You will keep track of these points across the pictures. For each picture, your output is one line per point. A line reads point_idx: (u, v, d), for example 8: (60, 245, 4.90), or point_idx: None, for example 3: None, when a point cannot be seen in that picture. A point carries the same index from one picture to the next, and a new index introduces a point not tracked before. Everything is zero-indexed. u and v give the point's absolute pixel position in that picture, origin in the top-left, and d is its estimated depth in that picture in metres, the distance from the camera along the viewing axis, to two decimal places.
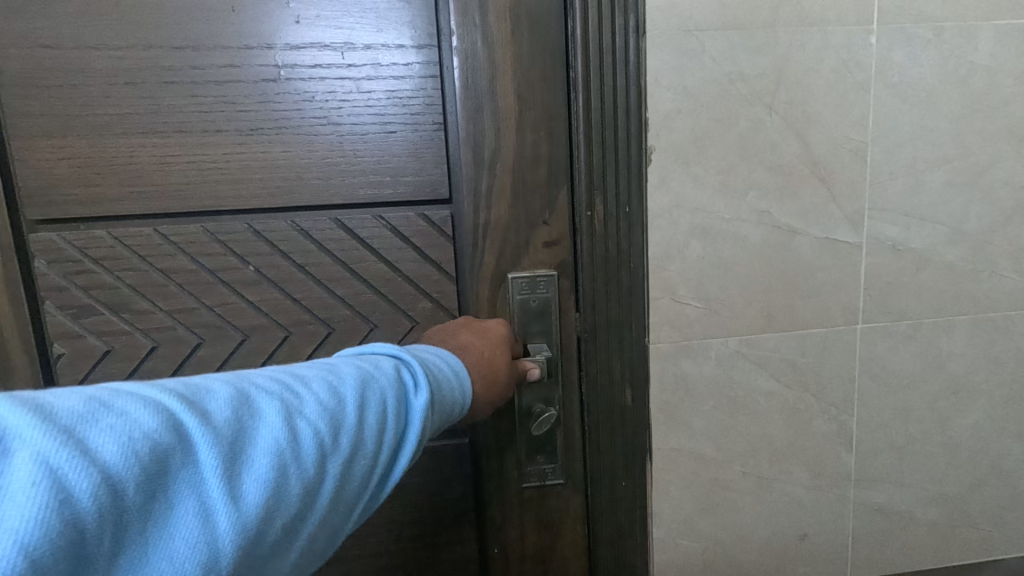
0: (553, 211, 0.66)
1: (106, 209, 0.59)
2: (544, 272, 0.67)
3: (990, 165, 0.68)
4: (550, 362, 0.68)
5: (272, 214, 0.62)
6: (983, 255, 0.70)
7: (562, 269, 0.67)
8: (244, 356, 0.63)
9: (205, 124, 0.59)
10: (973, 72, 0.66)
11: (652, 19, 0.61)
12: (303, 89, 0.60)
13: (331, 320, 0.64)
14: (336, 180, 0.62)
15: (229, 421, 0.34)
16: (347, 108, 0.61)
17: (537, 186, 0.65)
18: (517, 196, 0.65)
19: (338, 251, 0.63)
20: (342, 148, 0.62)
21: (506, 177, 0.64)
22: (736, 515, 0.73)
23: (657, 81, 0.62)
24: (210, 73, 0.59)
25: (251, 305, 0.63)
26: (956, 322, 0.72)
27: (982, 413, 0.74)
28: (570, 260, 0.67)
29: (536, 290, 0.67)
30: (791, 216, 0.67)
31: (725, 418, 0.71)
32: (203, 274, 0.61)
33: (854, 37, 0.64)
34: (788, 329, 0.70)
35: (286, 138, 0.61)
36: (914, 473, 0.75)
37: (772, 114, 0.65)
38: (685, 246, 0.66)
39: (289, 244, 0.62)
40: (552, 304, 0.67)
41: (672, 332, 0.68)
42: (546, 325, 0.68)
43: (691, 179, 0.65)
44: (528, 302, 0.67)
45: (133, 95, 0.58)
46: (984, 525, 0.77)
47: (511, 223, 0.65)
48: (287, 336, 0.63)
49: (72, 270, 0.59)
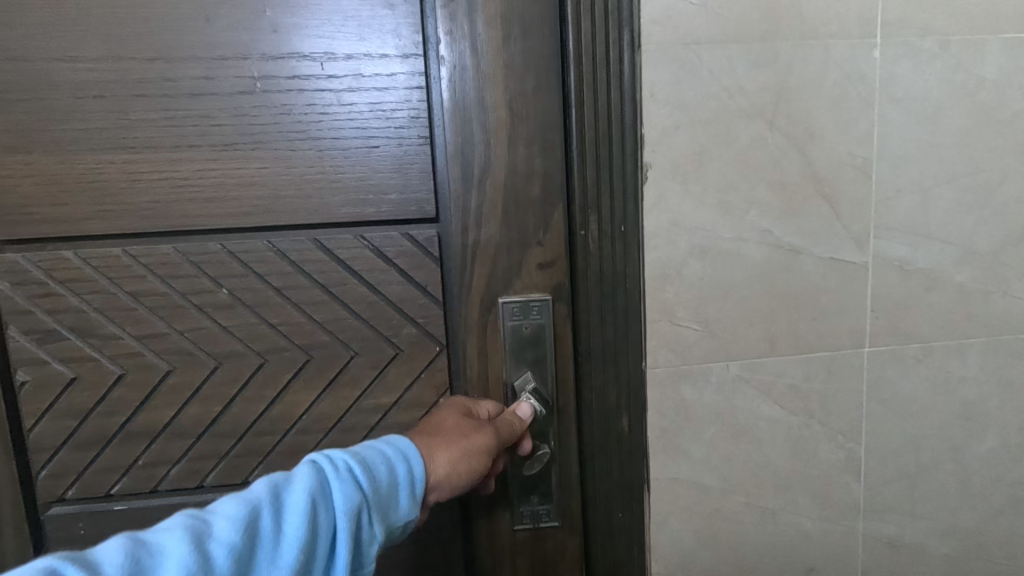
0: (548, 232, 0.63)
1: (74, 229, 0.57)
2: (538, 297, 0.64)
3: (1000, 182, 0.66)
4: (542, 394, 0.65)
5: (248, 234, 0.60)
6: (995, 275, 0.67)
7: (558, 294, 0.64)
8: (217, 384, 0.61)
9: (178, 139, 0.57)
10: (982, 86, 0.64)
11: (648, 33, 0.59)
12: (281, 102, 0.58)
13: (309, 347, 0.62)
14: (316, 197, 0.60)
15: (128, 566, 0.34)
16: (326, 123, 0.59)
17: (531, 203, 0.62)
18: (510, 215, 0.62)
19: (317, 272, 0.61)
20: (322, 164, 0.60)
21: (497, 197, 0.62)
22: (739, 549, 0.69)
23: (653, 96, 0.60)
24: (184, 85, 0.57)
25: (225, 330, 0.61)
26: (967, 345, 0.69)
27: (996, 440, 0.71)
28: (568, 282, 0.64)
29: (530, 316, 0.64)
30: (794, 235, 0.64)
31: (727, 446, 0.67)
32: (174, 297, 0.59)
33: (857, 50, 0.62)
34: (791, 353, 0.66)
35: (263, 155, 0.59)
36: (926, 503, 0.71)
37: (773, 131, 0.62)
38: (684, 266, 0.63)
39: (265, 265, 0.60)
40: (548, 329, 0.64)
41: (671, 356, 0.65)
42: (540, 353, 0.65)
43: (689, 197, 0.62)
44: (522, 328, 0.64)
45: (104, 109, 0.56)
46: (1002, 559, 0.73)
47: (503, 243, 0.63)
48: (263, 363, 0.61)
49: (37, 292, 0.58)
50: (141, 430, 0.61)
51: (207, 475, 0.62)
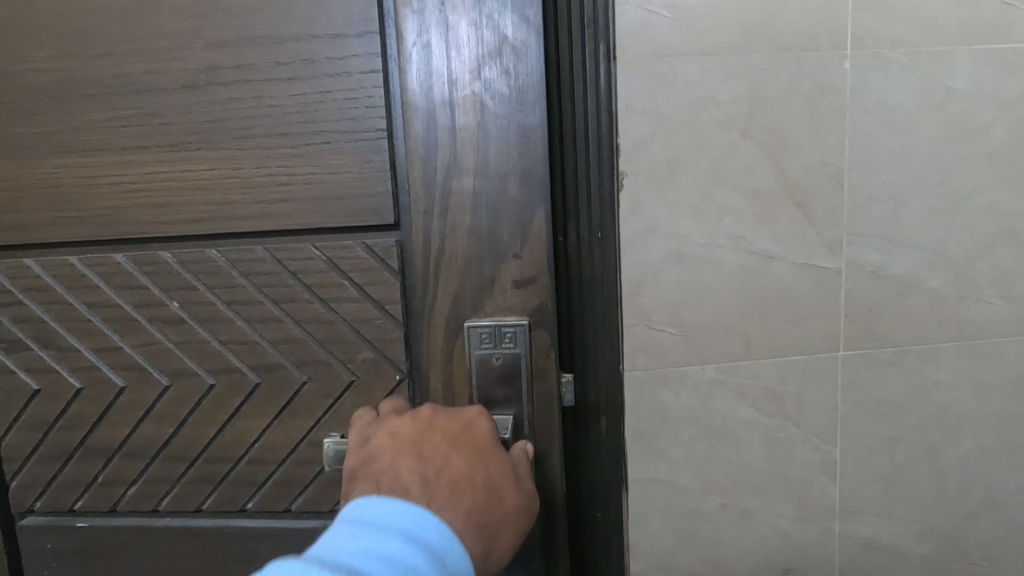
0: (525, 244, 0.63)
1: (34, 238, 0.66)
2: (512, 320, 0.65)
3: (971, 190, 0.67)
4: (517, 420, 0.67)
5: (198, 237, 0.65)
6: (967, 280, 0.69)
7: (534, 320, 0.65)
8: (170, 402, 0.67)
9: (131, 139, 0.63)
10: (952, 95, 0.65)
11: (623, 44, 0.61)
12: (225, 97, 0.62)
13: (258, 371, 0.66)
14: (260, 197, 0.64)
15: None
16: (266, 123, 0.62)
17: (507, 208, 0.63)
18: (484, 224, 0.63)
19: (266, 286, 0.65)
20: (267, 164, 0.63)
21: (464, 210, 0.63)
22: (716, 548, 0.71)
23: (629, 107, 0.62)
24: (132, 84, 0.62)
25: (174, 349, 0.66)
26: (942, 349, 0.70)
27: (972, 442, 0.72)
28: (546, 303, 0.65)
29: (502, 343, 0.65)
30: (768, 241, 0.66)
31: (704, 448, 0.69)
32: (124, 309, 0.66)
33: (828, 61, 0.64)
34: (766, 356, 0.68)
35: (209, 156, 0.63)
36: (903, 504, 0.73)
37: (746, 140, 0.64)
38: (660, 271, 0.65)
39: (215, 277, 0.65)
40: (522, 362, 0.66)
41: (648, 359, 0.66)
42: (512, 385, 0.66)
43: (664, 204, 0.64)
44: (491, 360, 0.66)
45: (65, 115, 0.63)
46: (980, 560, 0.74)
47: (474, 258, 0.64)
48: (212, 385, 0.67)
49: (7, 301, 0.67)
50: (99, 446, 0.69)
51: (160, 500, 0.70)
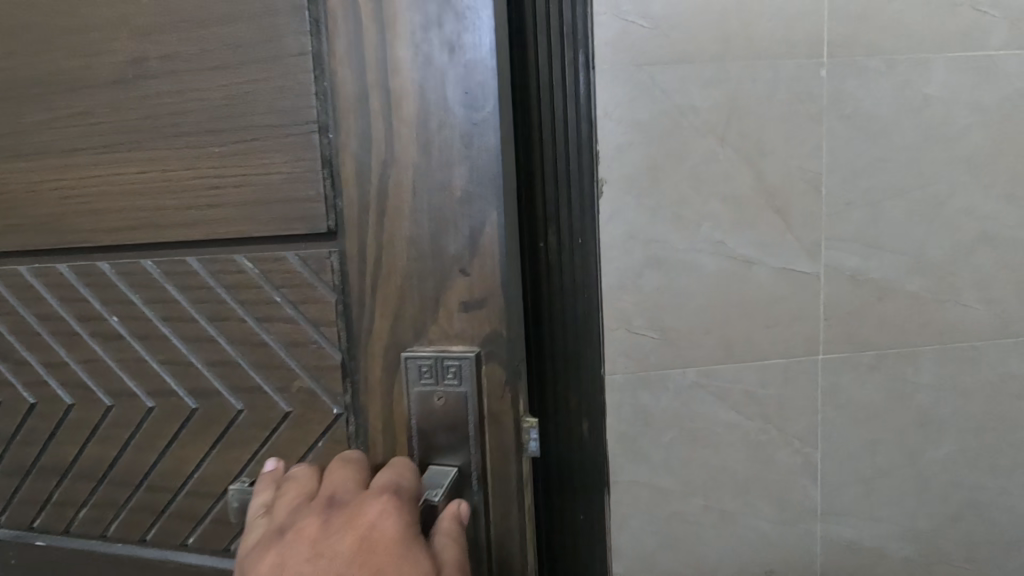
0: (473, 257, 0.48)
1: None
2: (458, 351, 0.49)
3: (948, 196, 0.68)
4: (462, 478, 0.51)
5: (103, 257, 0.56)
6: (946, 285, 0.69)
7: (484, 351, 0.49)
8: (73, 423, 0.60)
9: (29, 147, 0.56)
10: (928, 102, 0.66)
11: (601, 54, 0.63)
12: (113, 85, 0.52)
13: (154, 395, 0.57)
14: (163, 207, 0.53)
15: None
16: (198, 113, 0.50)
17: (449, 209, 0.47)
18: (422, 230, 0.48)
19: (175, 317, 0.55)
20: (168, 166, 0.52)
21: (403, 213, 0.48)
22: (698, 551, 0.72)
23: (607, 115, 0.63)
24: (24, 78, 0.54)
25: (74, 364, 0.59)
26: (921, 352, 0.71)
27: (952, 445, 0.73)
28: (499, 332, 0.49)
29: (444, 378, 0.50)
30: (747, 246, 0.67)
31: (685, 451, 0.70)
32: (28, 324, 0.60)
33: (805, 69, 0.65)
34: (746, 360, 0.69)
35: (138, 158, 0.52)
36: (885, 507, 0.73)
37: (724, 147, 0.65)
38: (639, 276, 0.66)
39: (122, 306, 0.56)
40: (468, 402, 0.50)
41: (629, 363, 0.67)
42: (458, 437, 0.50)
43: (643, 210, 0.65)
44: (432, 400, 0.50)
45: (8, 115, 0.55)
46: (962, 562, 0.75)
47: (414, 270, 0.49)
48: (112, 407, 0.58)
49: None
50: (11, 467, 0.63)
51: (71, 523, 0.63)
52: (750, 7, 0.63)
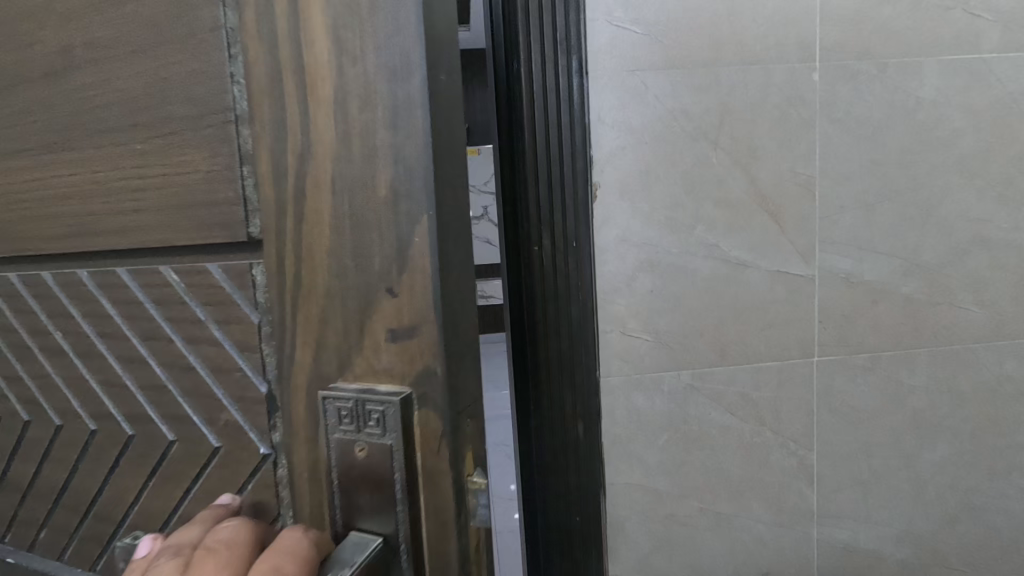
0: (398, 239, 0.26)
1: None
2: (381, 391, 0.27)
3: (941, 199, 0.68)
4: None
5: None
6: (940, 287, 0.69)
7: (419, 394, 0.27)
8: None
9: None
10: (921, 105, 0.66)
11: (594, 61, 0.63)
12: None
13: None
14: None
15: None
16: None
17: (354, 160, 0.26)
18: (317, 193, 0.26)
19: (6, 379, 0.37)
20: None
21: (320, 201, 0.26)
22: (694, 553, 0.72)
23: (600, 120, 0.64)
24: None
25: None
26: (916, 355, 0.71)
27: (948, 448, 0.73)
28: (441, 364, 0.26)
29: (366, 426, 0.27)
30: (740, 249, 0.67)
31: (680, 453, 0.70)
32: None
33: (796, 73, 0.65)
34: (739, 363, 0.69)
35: (46, 158, 0.32)
36: (880, 509, 0.73)
37: (716, 151, 0.65)
38: (633, 279, 0.67)
39: None
40: (394, 459, 0.27)
41: (623, 365, 0.68)
42: (380, 532, 0.28)
43: (636, 214, 0.66)
44: (351, 452, 0.28)
45: None
46: (958, 564, 0.75)
47: (311, 259, 0.27)
48: None
49: None
50: None
51: None
52: (741, 12, 0.64)
